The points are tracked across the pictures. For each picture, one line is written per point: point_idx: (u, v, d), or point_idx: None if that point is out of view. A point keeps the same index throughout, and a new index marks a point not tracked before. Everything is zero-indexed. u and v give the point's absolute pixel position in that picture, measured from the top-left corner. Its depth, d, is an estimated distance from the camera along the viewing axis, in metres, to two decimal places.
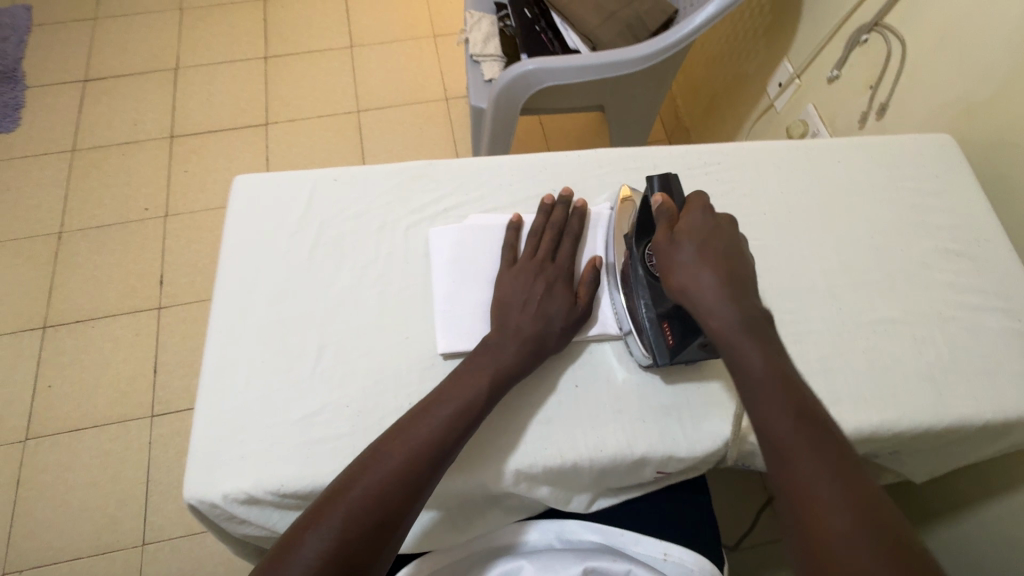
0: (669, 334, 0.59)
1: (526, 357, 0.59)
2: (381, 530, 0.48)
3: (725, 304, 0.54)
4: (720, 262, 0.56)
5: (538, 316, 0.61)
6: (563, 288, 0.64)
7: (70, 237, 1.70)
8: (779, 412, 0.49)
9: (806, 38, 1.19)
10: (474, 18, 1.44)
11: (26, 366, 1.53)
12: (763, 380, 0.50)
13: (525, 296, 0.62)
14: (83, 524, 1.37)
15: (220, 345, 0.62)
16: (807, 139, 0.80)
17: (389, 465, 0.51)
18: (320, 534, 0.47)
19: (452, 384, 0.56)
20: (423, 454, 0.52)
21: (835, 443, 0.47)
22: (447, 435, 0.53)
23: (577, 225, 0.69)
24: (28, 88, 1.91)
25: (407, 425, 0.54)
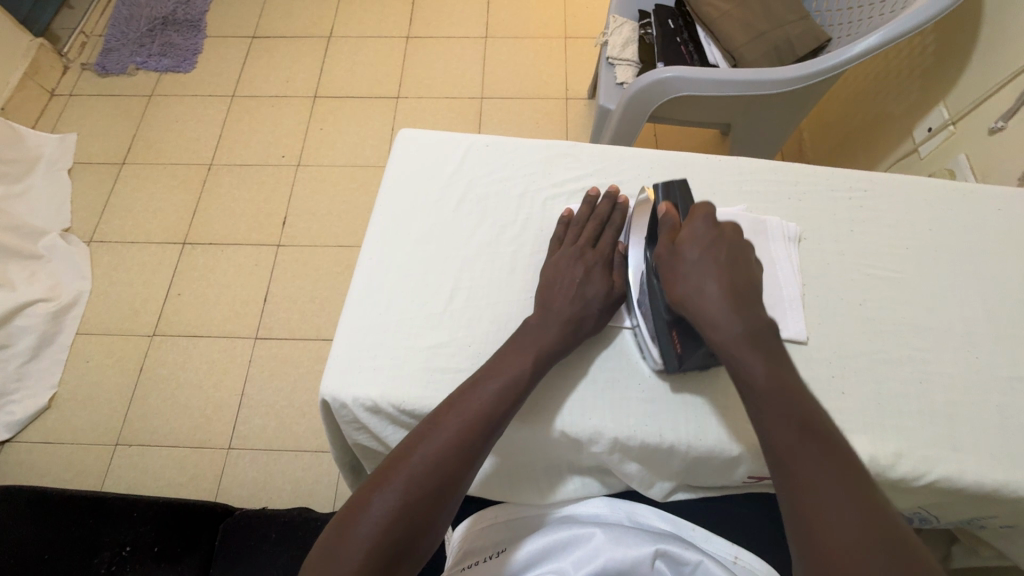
0: (676, 340, 0.60)
1: (566, 335, 0.62)
2: (439, 492, 0.52)
3: (727, 317, 0.55)
4: (720, 270, 0.57)
5: (577, 299, 0.64)
6: (601, 272, 0.66)
7: (217, 170, 1.93)
8: (782, 419, 0.50)
9: (971, 84, 1.12)
10: (616, 22, 1.48)
11: (164, 273, 1.75)
12: (758, 372, 0.53)
13: (566, 281, 0.65)
14: (184, 418, 1.55)
15: (370, 268, 0.70)
16: (966, 183, 0.77)
17: (481, 400, 0.56)
18: (386, 495, 0.51)
19: (501, 360, 0.59)
20: (476, 422, 0.54)
21: (837, 447, 0.48)
22: (499, 406, 0.56)
23: (618, 219, 0.72)
24: (206, 37, 2.19)
25: (494, 367, 0.59)
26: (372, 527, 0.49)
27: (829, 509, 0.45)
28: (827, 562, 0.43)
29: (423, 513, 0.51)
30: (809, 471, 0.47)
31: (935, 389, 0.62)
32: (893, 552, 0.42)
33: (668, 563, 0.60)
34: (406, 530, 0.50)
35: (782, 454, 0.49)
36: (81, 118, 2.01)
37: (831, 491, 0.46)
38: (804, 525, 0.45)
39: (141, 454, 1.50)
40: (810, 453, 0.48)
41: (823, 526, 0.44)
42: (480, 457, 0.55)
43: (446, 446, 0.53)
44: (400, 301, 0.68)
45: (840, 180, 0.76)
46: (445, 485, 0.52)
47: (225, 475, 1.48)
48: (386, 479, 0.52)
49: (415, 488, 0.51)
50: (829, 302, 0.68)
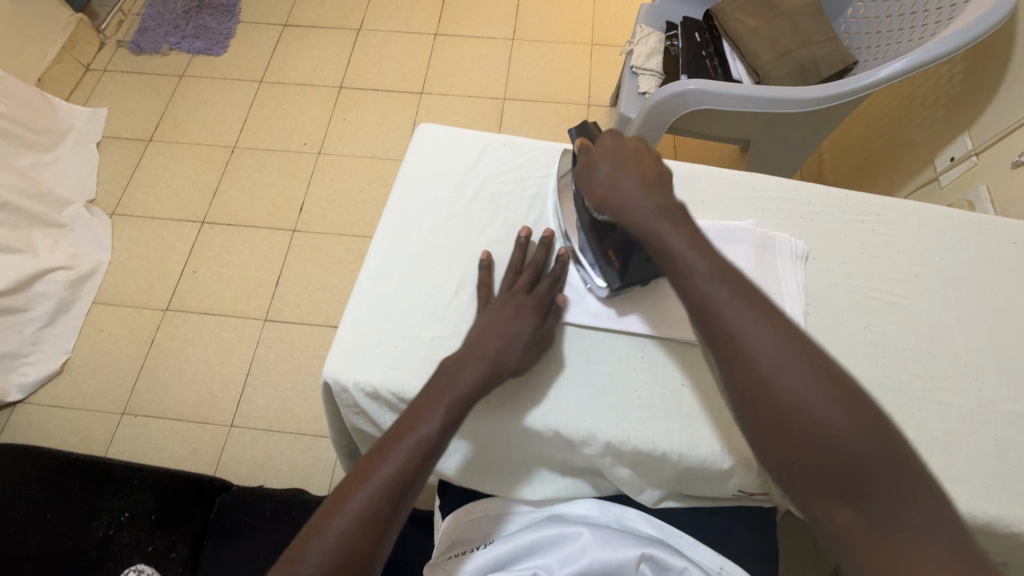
0: (614, 259, 0.65)
1: (487, 374, 0.59)
2: (383, 525, 0.50)
3: (642, 199, 0.58)
4: (631, 167, 0.60)
5: (498, 334, 0.61)
6: (531, 312, 0.64)
7: (240, 153, 1.97)
8: (709, 293, 0.52)
9: (998, 116, 1.11)
10: (643, 32, 1.49)
11: (182, 249, 1.79)
12: (677, 244, 0.55)
13: (490, 320, 0.63)
14: (189, 393, 1.58)
15: (381, 256, 0.71)
16: (981, 213, 0.76)
17: (408, 447, 0.53)
18: (325, 541, 0.48)
19: (436, 388, 0.57)
20: (417, 455, 0.53)
21: (764, 310, 0.51)
22: (440, 437, 0.54)
23: (558, 269, 0.68)
24: (239, 23, 2.23)
25: (423, 405, 0.56)
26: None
27: (776, 373, 0.48)
28: (784, 423, 0.47)
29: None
30: (752, 346, 0.49)
31: (934, 417, 0.62)
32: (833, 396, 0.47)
33: (653, 567, 0.61)
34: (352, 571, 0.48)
35: (721, 326, 0.51)
36: (113, 93, 2.06)
37: (772, 359, 0.49)
38: (752, 393, 0.49)
39: (146, 425, 1.54)
40: (738, 310, 0.51)
41: (778, 399, 0.48)
42: (407, 505, 0.52)
43: (372, 497, 0.50)
44: (407, 292, 0.69)
45: (852, 202, 0.76)
46: (373, 542, 0.49)
47: (225, 452, 1.50)
48: (311, 543, 0.48)
49: (343, 546, 0.48)
50: (833, 323, 0.68)
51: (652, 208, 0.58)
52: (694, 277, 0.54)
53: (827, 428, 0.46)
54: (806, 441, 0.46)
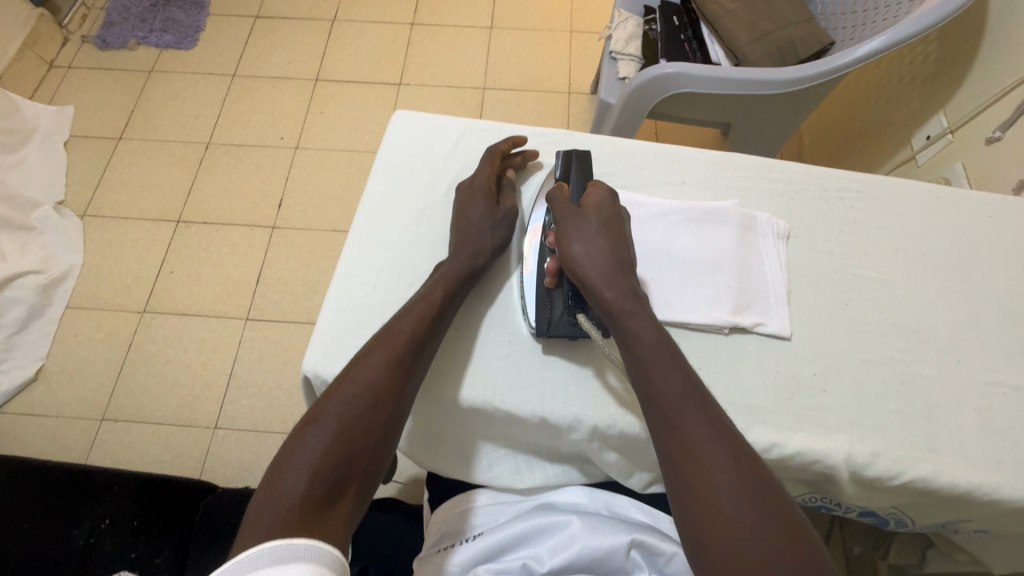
0: (553, 306, 0.63)
1: (467, 274, 0.65)
2: (375, 411, 0.54)
3: (612, 278, 0.60)
4: (609, 242, 0.61)
5: (470, 238, 0.67)
6: (503, 218, 0.70)
7: (215, 149, 1.92)
8: (667, 379, 0.54)
9: (972, 94, 1.12)
10: (621, 16, 1.48)
11: (157, 250, 1.74)
12: (642, 328, 0.57)
13: (467, 222, 0.68)
14: (171, 396, 1.54)
15: (360, 246, 0.69)
16: (958, 187, 0.77)
17: (406, 325, 0.59)
18: (320, 430, 0.52)
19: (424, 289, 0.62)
20: (405, 344, 0.58)
21: (711, 406, 0.52)
22: (424, 327, 0.59)
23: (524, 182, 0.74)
24: (209, 15, 2.17)
25: (411, 302, 0.61)
26: (315, 448, 0.51)
27: (705, 451, 0.49)
28: (703, 515, 0.47)
29: (366, 438, 0.53)
30: (688, 427, 0.51)
31: (915, 390, 0.63)
32: (756, 500, 0.47)
33: (643, 553, 0.60)
34: (349, 453, 0.52)
35: (663, 403, 0.53)
36: (79, 90, 1.99)
37: (706, 444, 0.49)
38: (677, 459, 0.50)
39: (127, 430, 1.50)
40: (691, 408, 0.52)
41: (710, 494, 0.47)
42: (415, 377, 0.58)
43: (354, 399, 0.54)
44: (387, 282, 0.67)
45: (831, 180, 0.76)
46: (383, 402, 0.55)
47: (211, 454, 1.47)
48: (321, 411, 0.53)
49: (354, 411, 0.53)
50: (815, 300, 0.68)
51: (621, 286, 0.59)
52: (657, 360, 0.55)
53: (734, 515, 0.46)
54: (710, 516, 0.46)
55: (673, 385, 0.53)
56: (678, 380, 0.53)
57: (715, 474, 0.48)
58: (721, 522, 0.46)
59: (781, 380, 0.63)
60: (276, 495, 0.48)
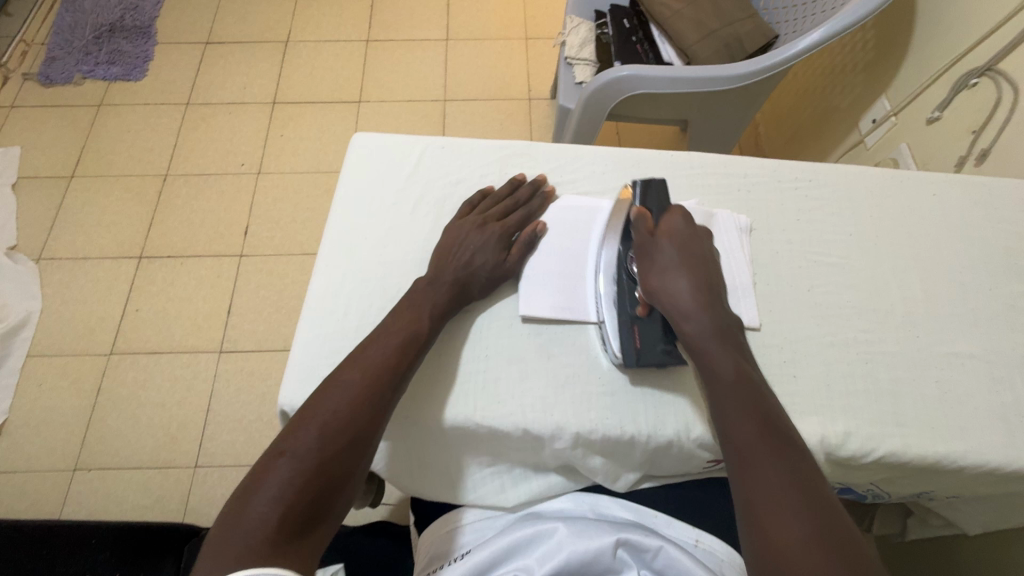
0: (638, 337, 0.62)
1: (452, 300, 0.65)
2: (354, 442, 0.53)
3: (699, 306, 0.60)
4: (692, 270, 0.62)
5: (463, 260, 0.67)
6: (497, 243, 0.69)
7: (173, 180, 1.87)
8: (745, 422, 0.53)
9: (911, 77, 1.17)
10: (573, 22, 1.50)
11: (120, 289, 1.69)
12: (717, 354, 0.58)
13: (462, 246, 0.68)
14: (147, 439, 1.49)
15: (329, 274, 0.69)
16: (903, 169, 0.80)
17: (385, 351, 0.59)
18: (293, 458, 0.51)
19: (398, 316, 0.62)
20: (381, 372, 0.57)
21: (778, 426, 0.53)
22: (402, 356, 0.59)
23: (535, 206, 0.73)
24: (157, 44, 2.12)
25: (386, 329, 0.61)
26: (284, 481, 0.50)
27: (769, 465, 0.50)
28: (775, 561, 0.45)
29: (338, 473, 0.52)
30: (761, 465, 0.50)
31: (879, 368, 0.65)
32: (833, 554, 0.44)
33: (630, 551, 0.62)
34: (321, 482, 0.51)
35: (731, 422, 0.54)
36: (24, 130, 1.92)
37: (781, 489, 0.48)
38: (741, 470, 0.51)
39: (103, 478, 1.45)
40: (768, 453, 0.51)
41: (783, 539, 0.46)
42: (390, 405, 0.57)
43: (329, 425, 0.53)
44: (359, 308, 0.67)
45: (785, 172, 0.79)
46: (357, 437, 0.54)
47: (193, 494, 1.43)
48: (292, 442, 0.52)
49: (327, 445, 0.52)
50: (779, 290, 0.70)
51: (709, 313, 0.60)
52: (736, 398, 0.55)
53: (795, 524, 0.46)
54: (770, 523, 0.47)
55: (752, 427, 0.53)
56: (755, 419, 0.53)
57: (790, 520, 0.46)
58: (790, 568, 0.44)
59: None
60: (242, 529, 0.47)
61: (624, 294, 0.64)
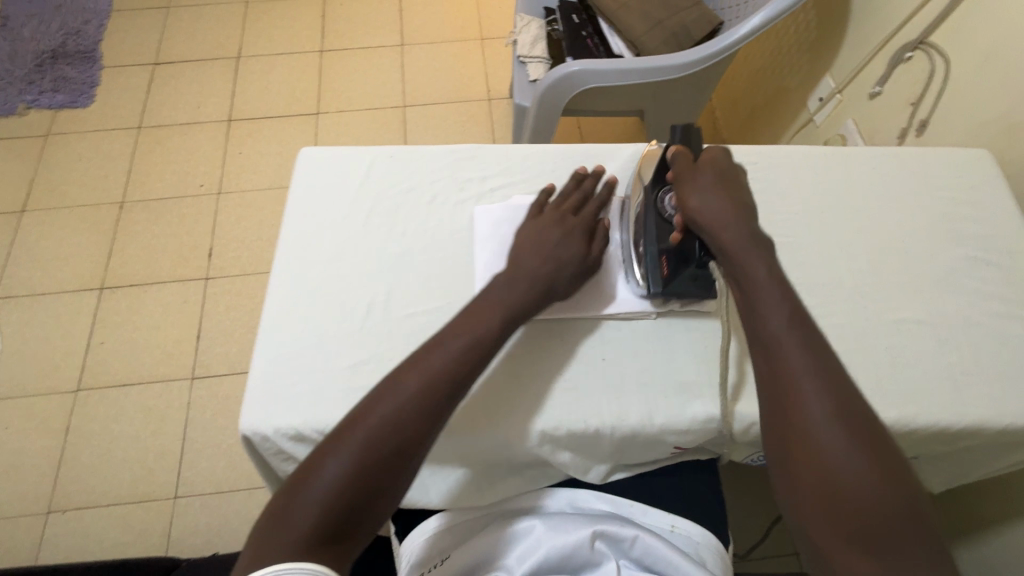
0: (665, 265, 0.65)
1: (537, 296, 0.63)
2: (398, 455, 0.53)
3: (734, 220, 0.60)
4: (731, 196, 0.62)
5: (549, 257, 0.65)
6: (580, 237, 0.68)
7: (131, 207, 1.82)
8: (793, 350, 0.53)
9: (851, 54, 1.20)
10: (523, 21, 1.50)
11: (83, 322, 1.64)
12: (766, 290, 0.56)
13: (543, 243, 0.66)
14: (123, 473, 1.46)
15: (283, 293, 0.68)
16: (845, 146, 0.82)
17: (443, 359, 0.58)
18: (338, 463, 0.52)
19: (464, 320, 0.61)
20: (439, 382, 0.56)
21: (830, 362, 0.52)
22: (461, 365, 0.58)
23: (604, 196, 0.72)
24: (103, 68, 2.06)
25: (446, 334, 0.60)
26: (332, 483, 0.51)
27: (815, 394, 0.51)
28: (819, 478, 0.48)
29: (382, 478, 0.52)
30: (808, 392, 0.51)
31: (831, 341, 0.67)
32: (877, 470, 0.47)
33: (608, 543, 0.63)
34: (362, 492, 0.51)
35: (775, 346, 0.54)
36: None
37: (825, 414, 0.50)
38: (782, 395, 0.52)
39: (79, 518, 1.41)
40: (813, 379, 0.51)
41: (826, 459, 0.48)
42: (445, 417, 0.57)
43: (376, 436, 0.53)
44: (315, 325, 0.66)
45: (731, 156, 0.80)
46: (404, 446, 0.54)
47: (175, 526, 1.40)
48: (339, 444, 0.53)
49: (373, 452, 0.53)
50: None
51: (744, 229, 0.60)
52: (779, 331, 0.54)
53: (834, 452, 0.48)
54: (811, 451, 0.49)
55: (800, 354, 0.53)
56: (802, 348, 0.53)
57: (836, 443, 0.48)
58: (834, 484, 0.47)
59: (710, 354, 0.66)
60: (289, 528, 0.49)
61: (658, 221, 0.66)
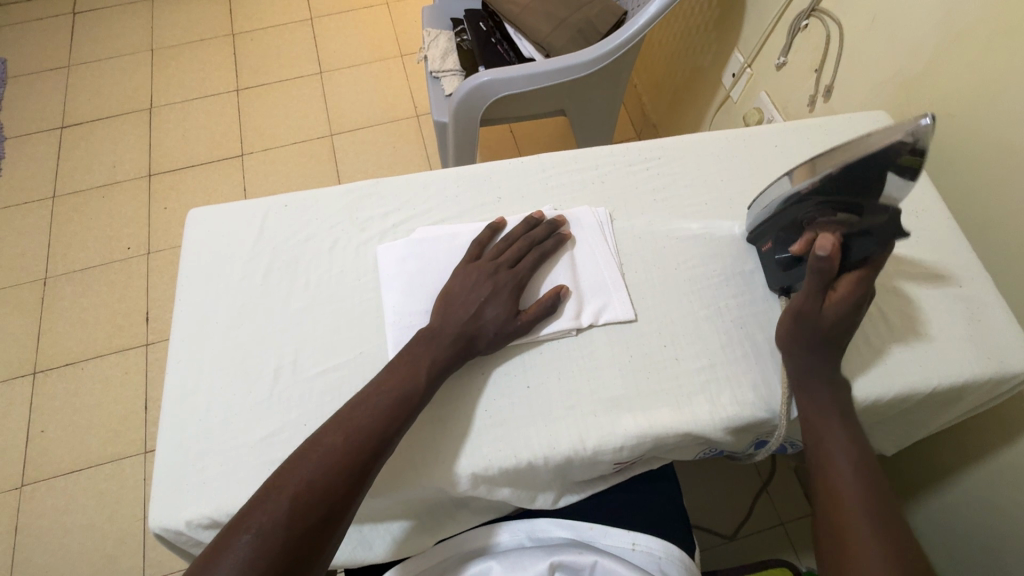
0: (767, 250, 0.69)
1: (455, 355, 0.60)
2: (325, 523, 0.49)
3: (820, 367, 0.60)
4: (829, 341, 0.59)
5: (470, 314, 0.62)
6: (509, 295, 0.64)
7: (55, 282, 1.72)
8: (838, 453, 0.57)
9: (753, 28, 1.21)
10: (432, 35, 1.47)
11: (18, 412, 1.54)
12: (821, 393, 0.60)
13: (470, 294, 0.63)
14: (83, 565, 1.37)
15: (183, 371, 0.63)
16: (746, 128, 0.82)
17: (367, 414, 0.54)
18: (253, 536, 0.47)
19: (389, 374, 0.58)
20: (365, 440, 0.53)
21: (873, 472, 0.56)
22: (388, 422, 0.54)
23: (550, 246, 0.68)
24: (6, 139, 1.95)
25: (369, 391, 0.56)
26: (243, 561, 0.46)
27: (865, 547, 0.51)
28: None
29: (303, 548, 0.48)
30: (850, 497, 0.54)
31: (755, 328, 0.67)
32: None
33: (566, 572, 0.61)
34: (281, 566, 0.46)
35: (832, 480, 0.56)
36: None
37: (867, 524, 0.52)
38: (828, 541, 0.53)
39: None
40: (853, 486, 0.55)
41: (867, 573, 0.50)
42: (371, 477, 0.53)
43: (301, 501, 0.49)
44: (221, 400, 0.62)
45: (635, 153, 0.80)
46: (333, 511, 0.50)
47: None
48: (259, 515, 0.48)
49: (297, 517, 0.48)
50: (648, 274, 0.70)
51: (827, 393, 0.60)
52: (828, 430, 0.58)
53: None
54: None
55: (846, 457, 0.57)
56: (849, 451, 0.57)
57: (877, 556, 0.50)
58: None
59: (636, 363, 0.64)
60: None
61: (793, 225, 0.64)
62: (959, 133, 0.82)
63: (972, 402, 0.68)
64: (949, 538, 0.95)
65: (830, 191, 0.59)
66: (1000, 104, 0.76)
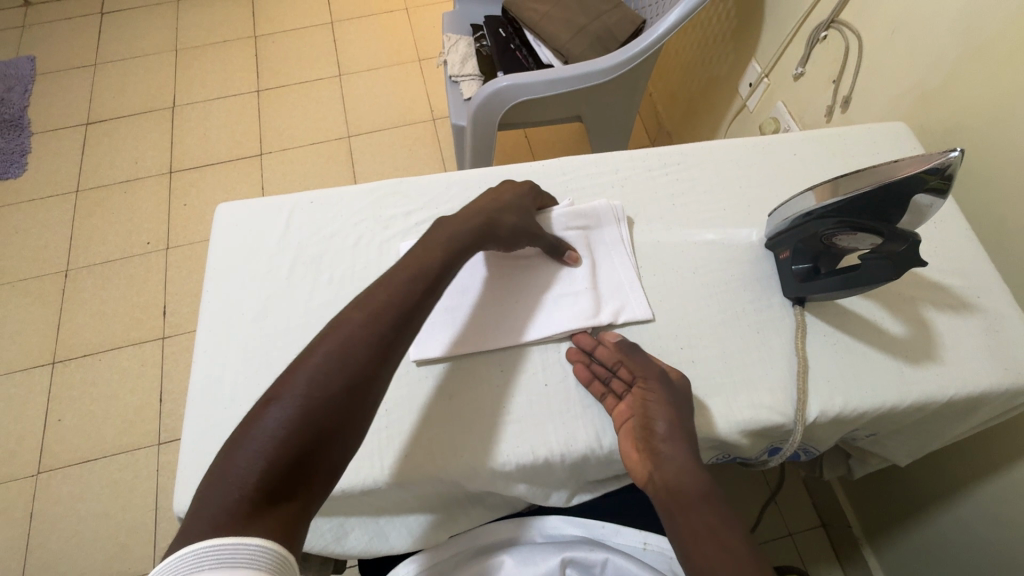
0: (783, 257, 0.70)
1: (473, 238, 0.64)
2: (353, 392, 0.49)
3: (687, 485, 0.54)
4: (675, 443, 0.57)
5: (494, 203, 0.67)
6: (526, 199, 0.70)
7: (76, 274, 1.76)
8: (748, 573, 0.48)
9: (770, 39, 1.22)
10: (451, 40, 1.49)
11: (36, 401, 1.57)
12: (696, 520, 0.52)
13: (493, 193, 0.69)
14: (95, 553, 1.39)
15: (209, 361, 0.65)
16: (765, 136, 0.83)
17: (387, 292, 0.55)
18: (284, 406, 0.47)
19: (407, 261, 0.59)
20: (387, 316, 0.54)
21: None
22: (407, 300, 0.56)
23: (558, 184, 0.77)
24: (33, 134, 1.99)
25: (387, 277, 0.57)
26: (251, 461, 0.45)
27: None
28: None
29: (334, 415, 0.48)
30: None
31: (771, 334, 0.68)
32: None
33: (578, 569, 0.61)
34: (315, 429, 0.47)
35: None
36: None
37: None
38: None
39: None
40: None
41: None
42: (396, 349, 0.54)
43: (326, 372, 0.49)
44: (246, 390, 0.63)
45: (654, 159, 0.81)
46: (360, 381, 0.50)
47: None
48: (284, 390, 0.48)
49: (325, 387, 0.49)
50: (666, 278, 0.71)
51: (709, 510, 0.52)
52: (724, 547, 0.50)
53: None
54: None
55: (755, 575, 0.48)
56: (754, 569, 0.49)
57: None
58: None
59: None
60: (232, 478, 0.44)
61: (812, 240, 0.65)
62: (977, 144, 0.83)
63: (989, 413, 0.68)
64: (964, 551, 0.94)
65: (851, 216, 0.60)
66: (1021, 116, 0.76)
